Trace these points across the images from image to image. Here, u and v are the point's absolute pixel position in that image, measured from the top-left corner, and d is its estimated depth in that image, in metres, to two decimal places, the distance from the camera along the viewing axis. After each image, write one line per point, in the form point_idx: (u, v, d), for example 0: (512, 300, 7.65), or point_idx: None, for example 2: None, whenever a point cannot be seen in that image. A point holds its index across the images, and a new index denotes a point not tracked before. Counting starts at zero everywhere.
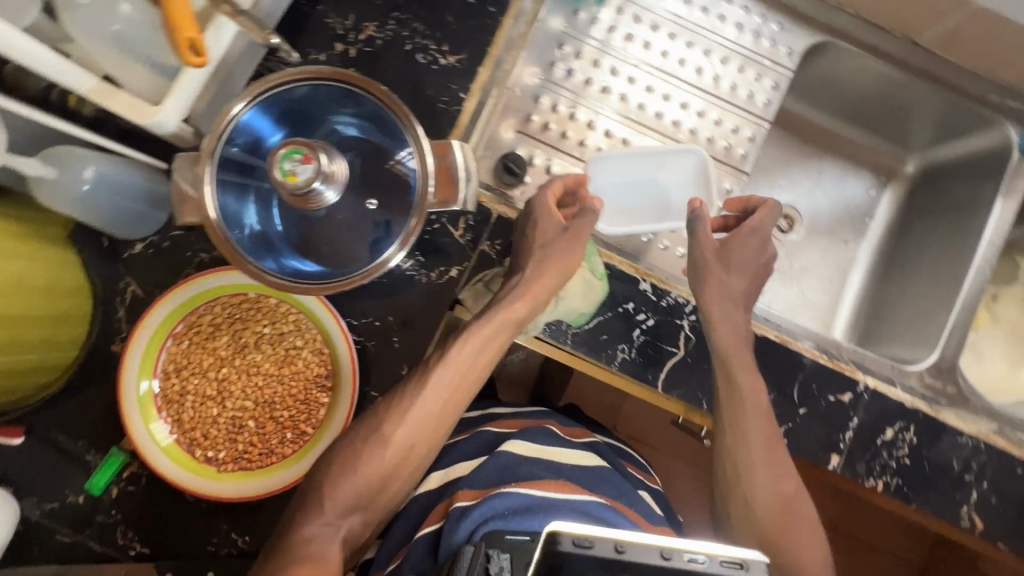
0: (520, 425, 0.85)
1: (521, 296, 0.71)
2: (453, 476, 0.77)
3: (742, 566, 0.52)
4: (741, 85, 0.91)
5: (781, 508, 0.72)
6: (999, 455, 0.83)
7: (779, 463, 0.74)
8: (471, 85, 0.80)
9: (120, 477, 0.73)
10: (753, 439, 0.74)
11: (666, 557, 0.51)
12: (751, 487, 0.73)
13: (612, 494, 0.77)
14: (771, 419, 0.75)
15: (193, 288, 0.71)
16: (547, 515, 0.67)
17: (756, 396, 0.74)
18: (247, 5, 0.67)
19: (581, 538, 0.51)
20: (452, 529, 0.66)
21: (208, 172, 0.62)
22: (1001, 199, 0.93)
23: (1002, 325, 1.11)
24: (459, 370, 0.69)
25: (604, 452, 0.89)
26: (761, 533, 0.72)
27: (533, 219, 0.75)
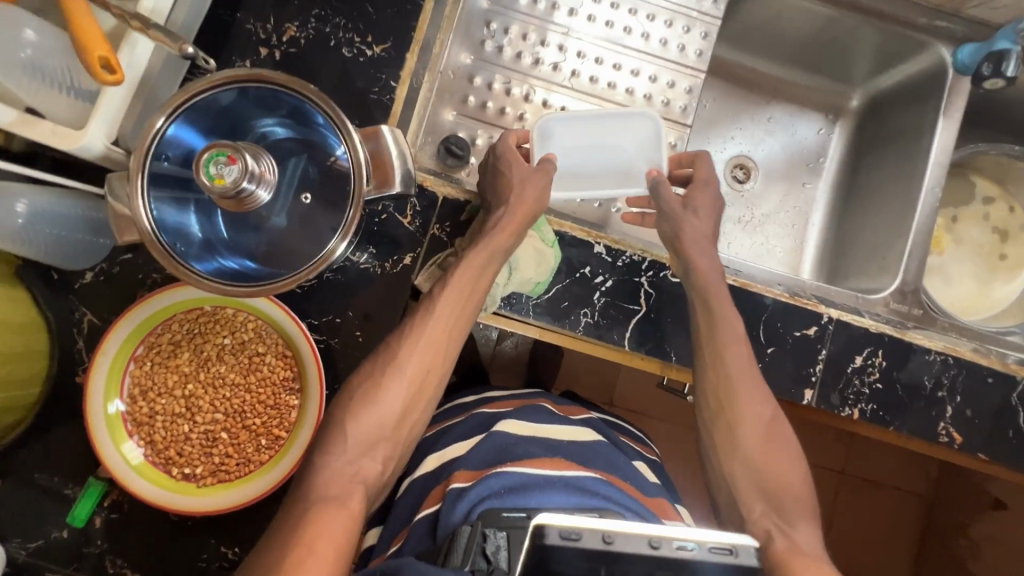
0: (513, 405, 0.83)
1: (481, 256, 0.71)
2: (450, 455, 0.76)
3: (730, 552, 0.54)
4: (671, 39, 0.92)
5: (767, 439, 0.69)
6: (967, 367, 0.84)
7: (757, 391, 0.71)
8: (400, 72, 0.80)
9: (102, 506, 0.73)
10: (734, 367, 0.72)
11: (656, 546, 0.51)
12: (734, 416, 0.70)
13: (606, 467, 0.74)
14: (748, 347, 0.73)
15: (144, 309, 0.70)
16: (544, 491, 0.65)
17: (734, 322, 0.74)
18: (161, 20, 0.67)
19: (568, 530, 0.51)
20: (449, 508, 0.64)
21: (139, 189, 0.61)
22: (942, 119, 0.94)
23: (966, 245, 1.11)
24: (433, 331, 0.69)
25: (602, 427, 0.86)
26: (748, 461, 0.68)
27: (500, 163, 0.78)
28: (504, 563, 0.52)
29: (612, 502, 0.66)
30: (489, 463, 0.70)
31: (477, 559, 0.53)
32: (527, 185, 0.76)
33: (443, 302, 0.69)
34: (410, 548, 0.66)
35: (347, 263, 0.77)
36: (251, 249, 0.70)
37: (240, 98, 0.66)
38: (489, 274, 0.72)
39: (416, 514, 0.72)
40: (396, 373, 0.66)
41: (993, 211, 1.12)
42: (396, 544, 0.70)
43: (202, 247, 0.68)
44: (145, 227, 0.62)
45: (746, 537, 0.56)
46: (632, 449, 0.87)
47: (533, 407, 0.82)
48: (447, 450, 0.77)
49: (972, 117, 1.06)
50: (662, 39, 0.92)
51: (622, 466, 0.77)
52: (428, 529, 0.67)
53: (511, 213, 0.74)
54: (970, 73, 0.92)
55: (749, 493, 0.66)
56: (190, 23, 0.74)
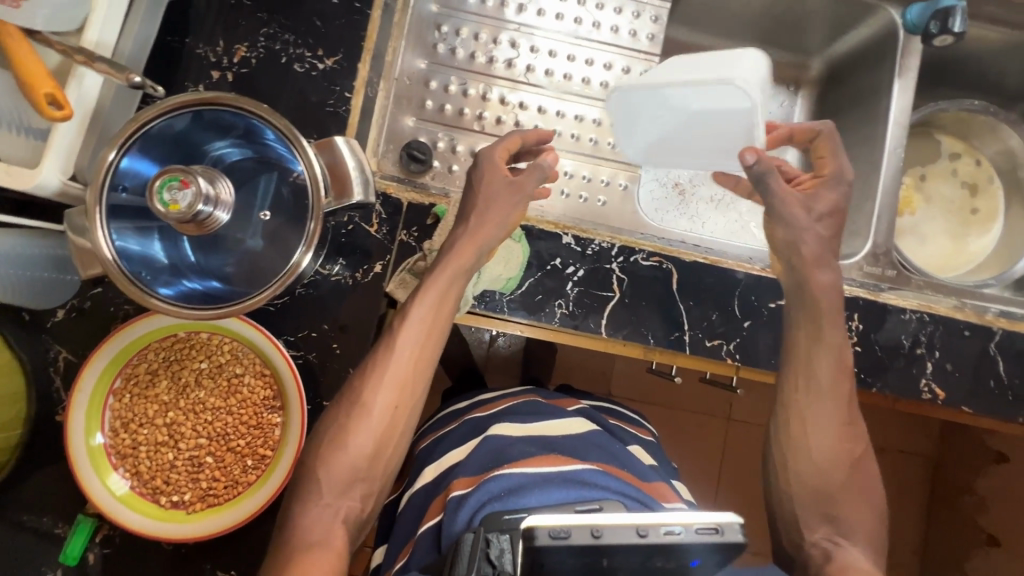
0: (502, 406, 0.82)
1: (437, 291, 0.69)
2: (447, 465, 0.75)
3: (716, 531, 0.51)
4: (622, 26, 0.94)
5: (848, 466, 0.69)
6: (943, 322, 0.85)
7: (852, 427, 0.71)
8: (354, 83, 0.80)
9: (94, 542, 0.73)
10: (827, 389, 0.71)
11: (643, 534, 0.50)
12: (810, 443, 0.69)
13: (605, 459, 0.72)
14: (848, 380, 0.72)
15: (119, 341, 0.71)
16: (543, 490, 0.63)
17: (837, 354, 0.71)
18: (107, 54, 0.67)
19: (557, 528, 0.50)
20: (451, 518, 0.63)
21: (98, 221, 0.62)
22: (897, 80, 0.94)
23: (936, 202, 1.12)
24: (396, 371, 0.68)
25: (594, 415, 0.85)
26: (820, 484, 0.68)
27: (477, 178, 0.72)
28: (509, 565, 0.51)
29: (613, 493, 0.64)
30: (486, 466, 0.69)
31: (481, 564, 0.52)
32: (491, 209, 0.71)
33: (405, 340, 0.69)
34: (417, 560, 0.65)
35: (319, 276, 0.78)
36: (218, 271, 0.69)
37: (194, 121, 0.67)
38: (449, 309, 0.70)
39: (419, 526, 0.71)
40: (362, 418, 0.67)
41: (960, 166, 1.12)
42: (403, 559, 0.69)
43: (169, 273, 0.68)
44: (108, 258, 0.63)
45: (734, 513, 0.52)
46: (628, 434, 0.86)
47: (522, 407, 0.81)
48: (444, 460, 0.76)
49: (929, 75, 1.07)
50: (613, 26, 0.94)
51: (620, 456, 0.75)
52: (433, 540, 0.66)
53: (471, 236, 0.70)
54: (920, 31, 0.92)
55: (809, 511, 0.68)
56: (137, 56, 0.74)
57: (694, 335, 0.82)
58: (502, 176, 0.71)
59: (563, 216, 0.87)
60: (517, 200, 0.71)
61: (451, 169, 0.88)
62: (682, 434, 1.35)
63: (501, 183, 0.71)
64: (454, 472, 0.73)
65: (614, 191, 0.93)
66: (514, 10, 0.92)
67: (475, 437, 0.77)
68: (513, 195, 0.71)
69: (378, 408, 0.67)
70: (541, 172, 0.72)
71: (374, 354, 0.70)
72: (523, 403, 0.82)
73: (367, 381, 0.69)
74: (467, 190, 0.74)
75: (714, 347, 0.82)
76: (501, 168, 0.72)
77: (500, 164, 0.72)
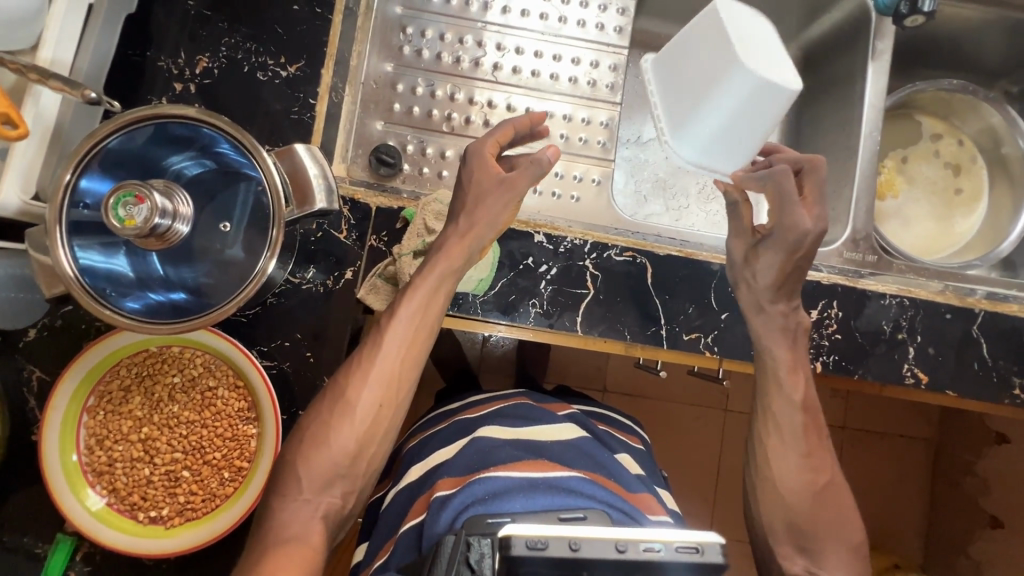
0: (491, 408, 0.82)
1: (425, 292, 0.69)
2: (433, 464, 0.74)
3: (697, 551, 0.50)
4: (590, 19, 0.93)
5: (816, 498, 0.68)
6: (924, 306, 0.84)
7: (819, 456, 0.70)
8: (318, 89, 0.80)
9: (74, 560, 0.73)
10: (785, 423, 0.71)
11: (623, 550, 0.49)
12: (778, 474, 0.69)
13: (588, 467, 0.71)
14: (809, 413, 0.71)
15: (89, 359, 0.71)
16: (527, 495, 0.63)
17: (784, 394, 0.71)
18: (64, 71, 0.67)
19: (534, 539, 0.49)
20: (433, 518, 0.63)
21: (58, 240, 0.61)
22: (871, 64, 0.93)
23: (918, 184, 1.10)
24: (382, 366, 0.68)
25: (585, 421, 0.84)
26: (789, 515, 0.68)
27: (467, 174, 0.71)
28: (490, 569, 0.51)
29: (598, 503, 0.63)
30: (469, 469, 0.69)
31: (460, 565, 0.52)
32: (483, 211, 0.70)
33: (391, 338, 0.68)
34: (398, 559, 0.64)
35: (289, 285, 0.77)
36: (187, 282, 0.70)
37: (154, 134, 0.66)
38: (435, 307, 0.69)
39: (400, 526, 0.70)
40: (345, 414, 0.66)
41: (942, 147, 1.11)
42: (384, 555, 0.69)
43: (136, 287, 0.68)
44: (70, 275, 0.63)
45: (715, 534, 0.52)
46: (617, 442, 0.85)
47: (514, 410, 0.80)
48: (426, 463, 0.75)
49: (904, 57, 1.05)
50: (581, 20, 0.93)
51: (607, 465, 0.74)
52: (415, 538, 0.65)
53: (461, 236, 0.69)
54: (891, 13, 0.90)
55: (782, 540, 0.68)
56: (96, 75, 0.73)
57: (671, 329, 0.81)
58: (492, 176, 0.70)
59: (536, 214, 0.86)
60: (512, 196, 0.70)
61: (422, 172, 0.87)
62: (674, 428, 1.34)
63: (494, 179, 0.70)
64: (433, 473, 0.72)
65: (588, 187, 0.91)
66: (480, 8, 0.92)
67: (461, 438, 0.76)
68: (505, 190, 0.69)
69: (361, 406, 0.66)
70: (536, 168, 0.70)
71: (362, 349, 0.69)
72: (513, 406, 0.81)
73: (352, 377, 0.68)
74: (456, 186, 0.72)
75: (692, 340, 0.81)
76: (490, 164, 0.70)
77: (491, 161, 0.71)
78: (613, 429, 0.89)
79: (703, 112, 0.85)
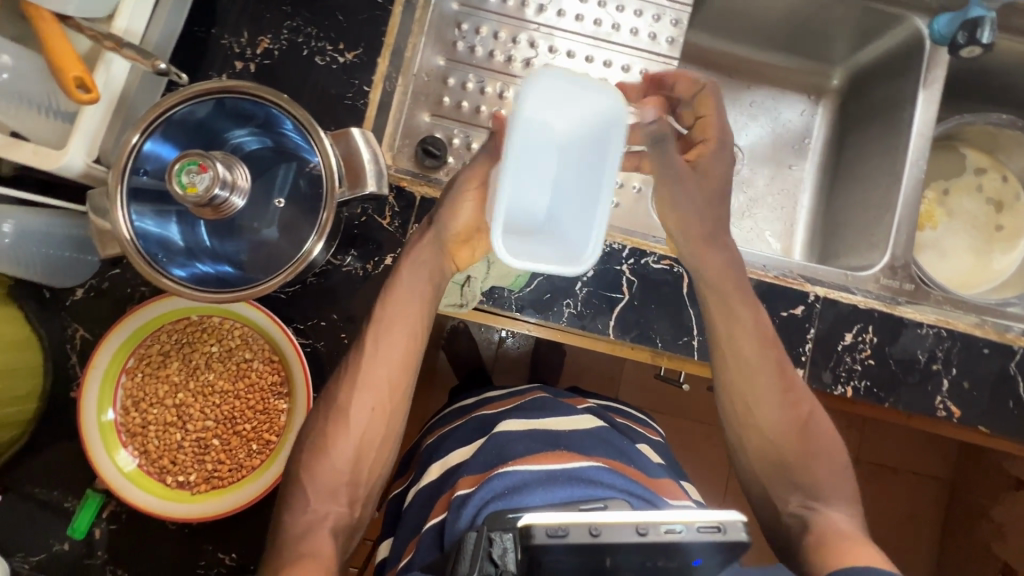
0: (512, 403, 0.81)
1: (404, 294, 0.72)
2: (450, 465, 0.73)
3: (718, 530, 0.49)
4: (642, 29, 0.94)
5: (799, 432, 0.71)
6: (962, 338, 0.83)
7: (795, 390, 0.72)
8: (373, 77, 0.81)
9: (101, 518, 0.74)
10: (754, 364, 0.72)
11: (642, 532, 0.48)
12: (760, 417, 0.71)
13: (611, 455, 0.71)
14: (774, 348, 0.73)
15: (133, 322, 0.72)
16: (547, 489, 0.62)
17: (752, 328, 0.73)
18: (135, 40, 0.69)
19: (555, 527, 0.49)
20: (454, 516, 0.62)
21: (118, 203, 0.63)
22: (922, 92, 0.93)
23: (959, 217, 1.09)
24: (372, 371, 0.70)
25: (603, 413, 0.83)
26: (777, 457, 0.71)
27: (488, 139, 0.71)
28: (512, 564, 0.50)
29: (619, 492, 0.62)
30: (491, 464, 0.68)
31: (484, 563, 0.51)
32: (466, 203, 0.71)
33: (382, 347, 0.71)
34: (419, 559, 0.63)
35: (330, 266, 0.78)
36: (233, 256, 0.72)
37: (215, 108, 0.68)
38: (415, 308, 0.72)
39: (423, 524, 0.68)
40: (338, 421, 0.69)
41: (986, 181, 1.09)
42: (406, 557, 0.67)
43: (184, 256, 0.70)
44: (127, 238, 0.64)
45: (737, 512, 0.50)
46: (636, 432, 0.84)
47: (537, 402, 0.79)
48: (449, 457, 0.74)
49: (954, 87, 1.05)
50: (633, 29, 0.94)
51: (628, 452, 0.73)
52: (436, 537, 0.64)
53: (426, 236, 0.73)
54: (947, 43, 0.91)
55: (776, 484, 0.70)
56: (163, 44, 0.76)
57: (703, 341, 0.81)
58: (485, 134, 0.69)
59: None
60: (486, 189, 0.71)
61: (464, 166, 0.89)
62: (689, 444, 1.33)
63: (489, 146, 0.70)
64: (456, 469, 0.71)
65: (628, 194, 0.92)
66: (535, 10, 0.93)
67: (482, 435, 0.75)
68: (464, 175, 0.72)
69: (353, 411, 0.69)
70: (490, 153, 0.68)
71: (349, 357, 0.72)
72: (532, 400, 0.80)
73: (342, 385, 0.71)
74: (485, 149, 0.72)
75: None
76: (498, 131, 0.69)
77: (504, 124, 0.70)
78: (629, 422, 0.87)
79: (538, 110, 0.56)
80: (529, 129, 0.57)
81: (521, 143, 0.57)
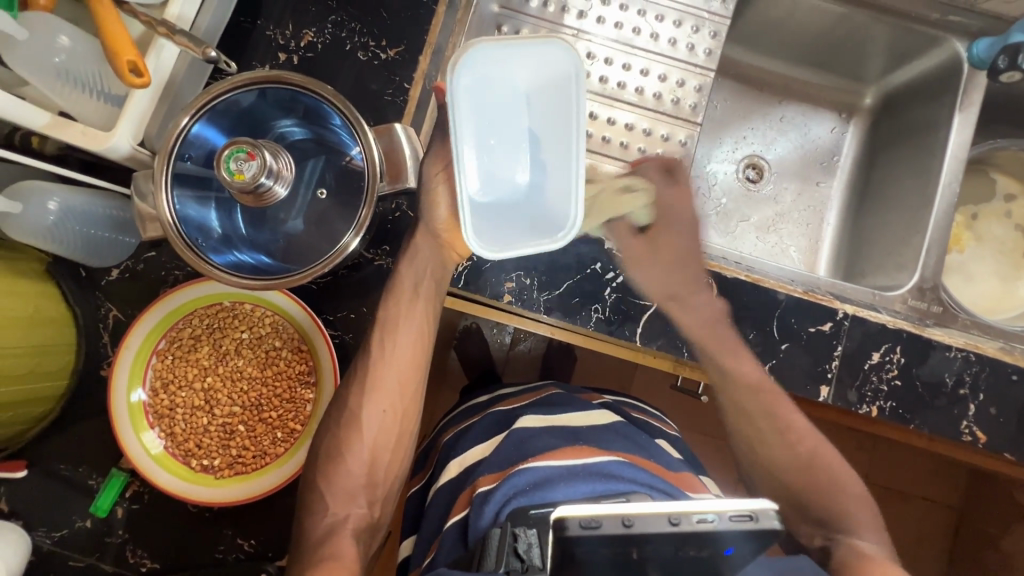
0: (529, 399, 0.77)
1: (412, 296, 0.74)
2: (470, 462, 0.70)
3: (751, 519, 0.47)
4: (680, 39, 0.95)
5: (804, 469, 0.74)
6: (991, 363, 0.82)
7: (794, 432, 0.76)
8: (413, 74, 0.82)
9: (124, 498, 0.75)
10: (741, 404, 0.78)
11: (676, 523, 0.47)
12: (765, 458, 0.77)
13: (631, 450, 0.68)
14: (764, 388, 0.77)
15: (166, 305, 0.73)
16: (569, 484, 0.60)
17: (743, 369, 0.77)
18: (186, 28, 0.70)
19: (587, 518, 0.47)
20: (476, 514, 0.59)
21: (163, 186, 0.64)
22: (958, 114, 0.93)
23: (988, 242, 1.08)
24: (385, 377, 0.72)
25: (619, 409, 0.79)
26: (791, 495, 0.74)
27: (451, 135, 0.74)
28: (538, 559, 0.49)
29: (641, 486, 0.60)
30: (511, 461, 0.65)
31: (509, 558, 0.50)
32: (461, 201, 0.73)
33: (393, 349, 0.73)
34: (443, 556, 0.61)
35: (362, 260, 0.79)
36: (269, 245, 0.73)
37: (260, 98, 0.69)
38: (421, 308, 0.75)
39: (446, 520, 0.66)
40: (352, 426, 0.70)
41: (1015, 208, 1.08)
42: (431, 555, 0.66)
43: (221, 242, 0.70)
44: (168, 222, 0.65)
45: (769, 500, 0.49)
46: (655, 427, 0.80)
47: (557, 398, 0.76)
48: (467, 455, 0.71)
49: (987, 113, 1.05)
50: (671, 39, 0.95)
51: (648, 447, 0.70)
52: (459, 534, 0.62)
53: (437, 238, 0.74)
54: (987, 67, 0.90)
55: (798, 523, 0.73)
56: (212, 31, 0.77)
57: None
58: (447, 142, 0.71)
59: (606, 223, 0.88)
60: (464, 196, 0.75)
61: None
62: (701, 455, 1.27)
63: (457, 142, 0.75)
64: (476, 466, 0.68)
65: None
66: (574, 16, 0.94)
67: (501, 431, 0.72)
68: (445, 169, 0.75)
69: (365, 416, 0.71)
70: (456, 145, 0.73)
71: (360, 362, 0.73)
72: (549, 396, 0.77)
73: (352, 391, 0.72)
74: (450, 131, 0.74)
75: None
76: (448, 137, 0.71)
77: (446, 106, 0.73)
78: (648, 416, 0.83)
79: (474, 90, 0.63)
80: (476, 99, 0.63)
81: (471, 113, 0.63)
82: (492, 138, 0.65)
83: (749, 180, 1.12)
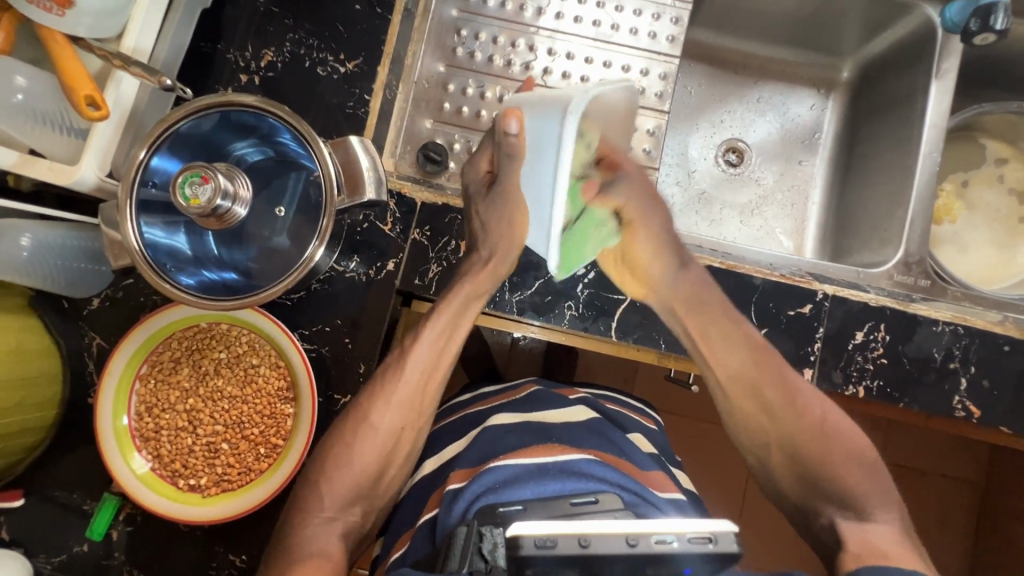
0: (508, 398, 0.76)
1: (443, 319, 0.71)
2: (445, 463, 0.70)
3: (710, 541, 0.45)
4: (642, 28, 0.96)
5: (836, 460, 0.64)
6: (979, 335, 0.80)
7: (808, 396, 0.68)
8: (373, 85, 0.83)
9: (117, 520, 0.77)
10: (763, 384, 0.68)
11: (633, 544, 0.45)
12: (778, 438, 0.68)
13: (604, 449, 0.67)
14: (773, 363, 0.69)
15: (146, 330, 0.75)
16: (537, 482, 0.59)
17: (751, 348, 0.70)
18: (145, 58, 0.71)
19: (543, 538, 0.45)
20: (445, 511, 0.58)
21: (127, 214, 0.65)
22: (934, 82, 0.90)
23: (980, 210, 1.04)
24: (416, 394, 0.68)
25: (597, 404, 0.78)
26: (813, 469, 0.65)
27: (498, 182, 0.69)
28: (502, 560, 0.49)
29: (610, 486, 0.59)
30: (482, 459, 0.65)
31: (474, 558, 0.49)
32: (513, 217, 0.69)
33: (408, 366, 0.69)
34: (410, 555, 0.60)
35: (334, 272, 0.80)
36: (238, 265, 0.74)
37: (219, 122, 0.70)
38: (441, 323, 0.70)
39: (417, 521, 0.65)
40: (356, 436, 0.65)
41: (1008, 172, 1.05)
42: (399, 550, 0.64)
43: (191, 265, 0.71)
44: (135, 249, 0.66)
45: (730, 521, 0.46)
46: (631, 420, 0.78)
47: (535, 395, 0.75)
48: (443, 453, 0.71)
49: (969, 79, 1.01)
50: (632, 29, 0.96)
51: (621, 444, 0.69)
52: (429, 532, 0.61)
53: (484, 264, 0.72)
54: (960, 30, 0.88)
55: None
56: (170, 61, 0.78)
57: None
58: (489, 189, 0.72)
59: None
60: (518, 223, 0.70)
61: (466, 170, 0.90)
62: (702, 442, 1.25)
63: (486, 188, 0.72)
64: (452, 461, 0.68)
65: None
66: (534, 14, 0.95)
67: (474, 430, 0.72)
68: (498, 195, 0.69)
69: (380, 429, 0.67)
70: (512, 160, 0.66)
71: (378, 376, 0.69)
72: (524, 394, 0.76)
73: (374, 401, 0.68)
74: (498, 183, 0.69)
75: None
76: (482, 176, 0.73)
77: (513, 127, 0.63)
78: (626, 408, 0.81)
79: (544, 152, 0.59)
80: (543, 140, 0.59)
81: (537, 167, 0.60)
82: (535, 183, 0.61)
83: (729, 164, 1.10)
